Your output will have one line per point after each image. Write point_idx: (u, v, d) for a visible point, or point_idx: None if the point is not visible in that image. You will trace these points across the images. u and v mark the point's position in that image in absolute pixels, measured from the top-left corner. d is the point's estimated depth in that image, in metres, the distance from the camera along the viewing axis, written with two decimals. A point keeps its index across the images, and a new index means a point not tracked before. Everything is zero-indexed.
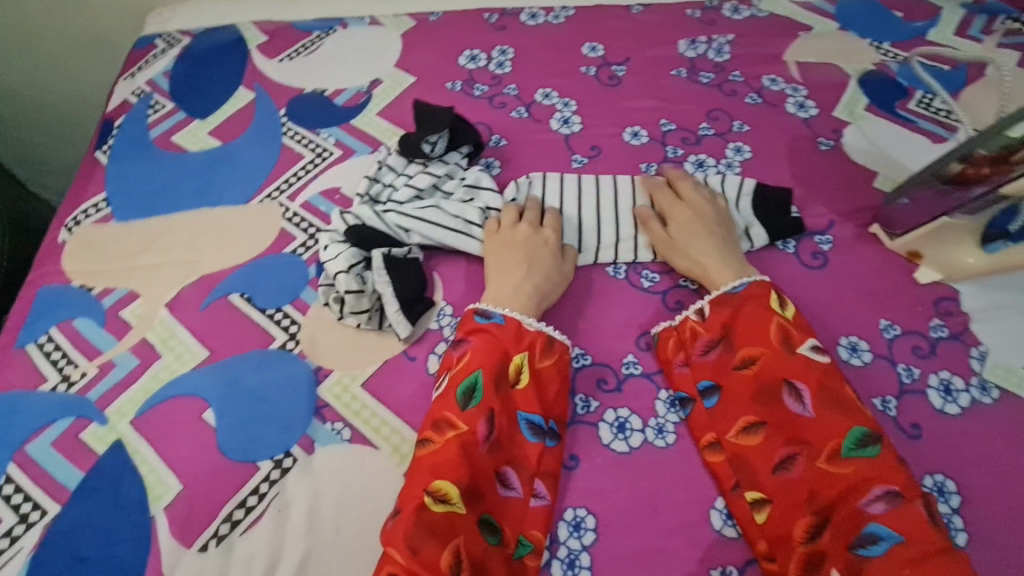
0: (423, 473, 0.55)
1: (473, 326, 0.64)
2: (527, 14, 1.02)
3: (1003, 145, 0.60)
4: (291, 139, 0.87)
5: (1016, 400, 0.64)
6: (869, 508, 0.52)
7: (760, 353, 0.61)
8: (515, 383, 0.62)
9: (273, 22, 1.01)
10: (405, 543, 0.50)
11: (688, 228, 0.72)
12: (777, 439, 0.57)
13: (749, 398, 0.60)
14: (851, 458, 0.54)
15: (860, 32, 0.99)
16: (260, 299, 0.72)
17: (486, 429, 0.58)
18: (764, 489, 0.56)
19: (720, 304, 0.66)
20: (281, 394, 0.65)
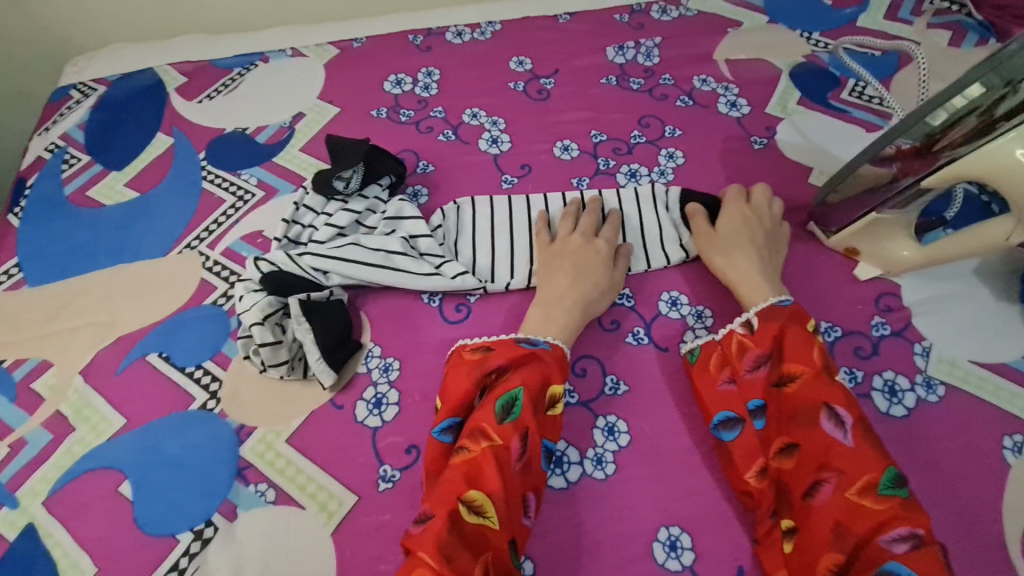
0: (456, 480, 0.52)
1: (519, 350, 0.60)
2: (453, 33, 1.00)
3: (924, 134, 0.57)
4: (211, 183, 0.84)
5: (963, 395, 0.62)
6: (891, 547, 0.46)
7: (802, 372, 0.56)
8: (550, 411, 0.58)
9: (192, 63, 0.98)
10: (439, 550, 0.47)
11: (737, 237, 0.69)
12: (810, 464, 0.53)
13: (789, 418, 0.55)
14: (887, 495, 0.49)
15: (790, 24, 0.98)
16: (179, 357, 0.69)
17: (521, 447, 0.54)
18: (797, 515, 0.52)
19: (769, 317, 0.60)
20: (202, 458, 0.62)
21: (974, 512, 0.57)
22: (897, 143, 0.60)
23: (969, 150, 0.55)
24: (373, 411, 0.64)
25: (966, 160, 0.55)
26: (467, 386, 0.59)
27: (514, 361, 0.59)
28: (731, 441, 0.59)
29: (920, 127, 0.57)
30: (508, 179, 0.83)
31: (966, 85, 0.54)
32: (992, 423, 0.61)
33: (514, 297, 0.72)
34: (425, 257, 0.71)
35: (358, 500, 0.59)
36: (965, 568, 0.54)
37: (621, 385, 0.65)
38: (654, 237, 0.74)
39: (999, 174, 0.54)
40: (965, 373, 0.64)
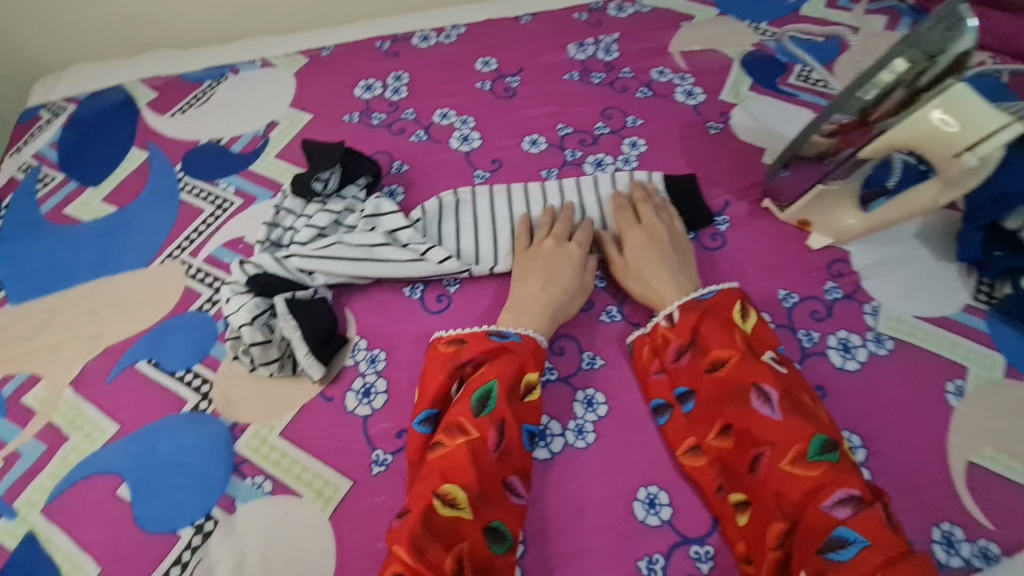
0: (433, 476, 0.54)
1: (489, 344, 0.63)
2: (419, 38, 1.03)
3: (859, 108, 0.62)
4: (189, 193, 0.85)
5: (910, 347, 0.68)
6: (834, 511, 0.49)
7: (729, 356, 0.59)
8: (526, 399, 0.61)
9: (162, 78, 1.00)
10: (412, 544, 0.49)
11: (642, 256, 0.71)
12: (745, 441, 0.55)
13: (720, 401, 0.58)
14: (816, 462, 0.51)
15: (739, 15, 1.03)
16: (168, 362, 0.70)
17: (498, 438, 0.57)
18: (746, 490, 0.55)
19: (688, 308, 0.64)
20: (197, 457, 0.64)
21: (923, 452, 0.62)
22: (834, 117, 0.64)
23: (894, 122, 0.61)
24: (363, 400, 0.67)
25: (891, 134, 0.60)
26: (442, 380, 0.62)
27: (486, 353, 0.62)
28: (664, 425, 0.63)
29: (854, 102, 0.61)
30: (481, 175, 0.86)
31: (893, 59, 0.58)
32: (936, 370, 0.66)
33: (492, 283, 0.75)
34: (408, 247, 0.73)
35: (353, 485, 0.62)
36: (918, 502, 0.59)
37: (597, 359, 0.69)
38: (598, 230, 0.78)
39: (922, 143, 0.59)
40: (911, 328, 0.69)
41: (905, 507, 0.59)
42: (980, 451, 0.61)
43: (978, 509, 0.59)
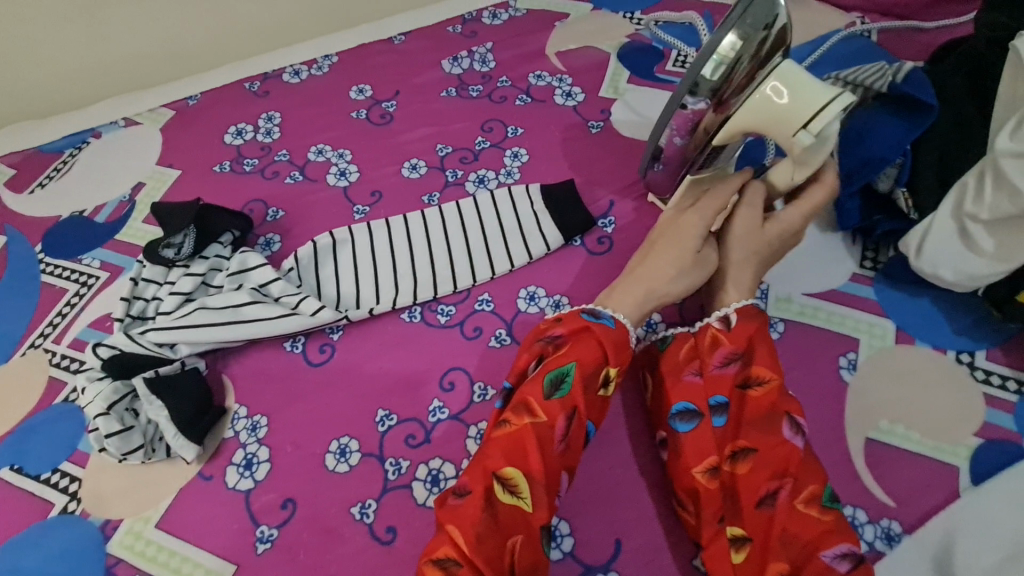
0: (496, 453, 0.52)
1: (579, 323, 0.58)
2: (290, 73, 1.00)
3: (711, 89, 0.55)
4: (51, 274, 0.80)
5: (801, 327, 0.66)
6: (836, 564, 0.47)
7: (772, 378, 0.53)
8: (602, 391, 0.56)
9: (19, 152, 0.94)
10: (472, 530, 0.48)
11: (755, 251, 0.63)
12: (770, 472, 0.51)
13: (750, 423, 0.53)
14: (829, 507, 0.49)
15: (613, 7, 1.02)
16: (32, 465, 0.65)
17: (566, 426, 0.53)
18: (747, 525, 0.51)
19: (747, 314, 0.58)
20: (68, 566, 0.59)
21: (821, 435, 0.60)
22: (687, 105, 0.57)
23: (739, 102, 0.57)
24: (245, 473, 0.63)
25: (736, 120, 0.57)
26: (525, 356, 0.58)
27: (575, 333, 0.57)
28: (683, 433, 0.56)
29: (705, 83, 0.55)
30: (361, 210, 0.83)
31: (725, 34, 0.53)
32: (829, 347, 0.65)
33: (377, 324, 0.72)
34: (281, 300, 0.70)
35: (238, 568, 0.58)
36: None
37: (489, 390, 0.67)
38: (480, 247, 0.75)
39: (764, 125, 0.57)
40: (800, 307, 0.68)
41: None
42: (877, 425, 0.60)
43: (879, 487, 0.57)
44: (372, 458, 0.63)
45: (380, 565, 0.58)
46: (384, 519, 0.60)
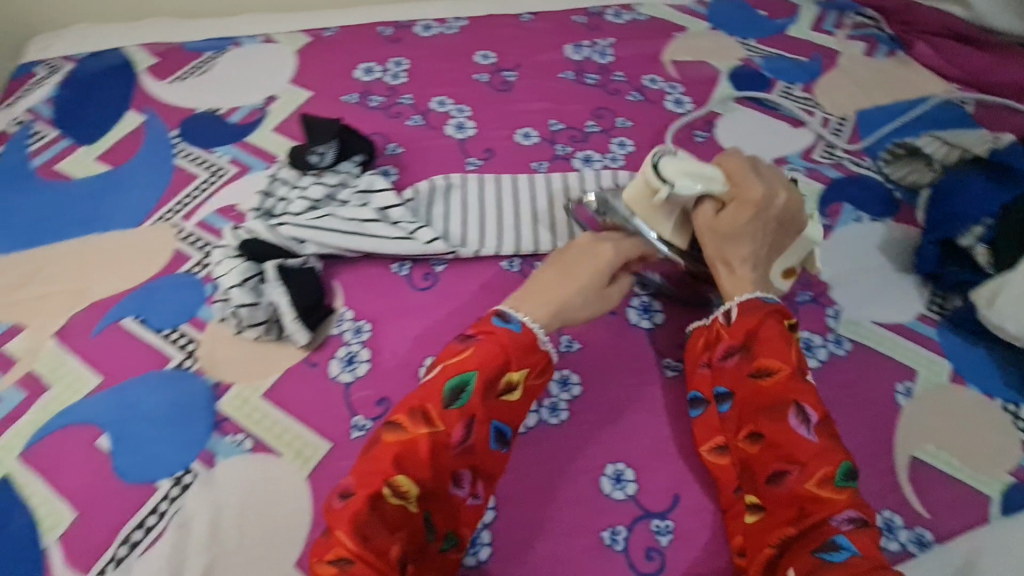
0: (387, 458, 0.54)
1: (487, 326, 0.59)
2: (421, 27, 1.06)
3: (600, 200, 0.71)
4: (184, 159, 0.86)
5: (865, 348, 0.73)
6: (837, 524, 0.52)
7: (778, 369, 0.59)
8: (511, 395, 0.59)
9: (163, 45, 1.00)
10: (356, 531, 0.51)
11: (722, 241, 0.65)
12: (775, 453, 0.57)
13: (757, 410, 0.59)
14: (842, 487, 0.54)
15: (729, 31, 1.09)
16: (154, 319, 0.71)
17: (464, 433, 0.56)
18: (761, 495, 0.57)
19: (745, 311, 0.63)
20: (178, 413, 0.65)
21: (871, 444, 0.66)
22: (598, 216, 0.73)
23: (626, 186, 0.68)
24: (346, 367, 0.69)
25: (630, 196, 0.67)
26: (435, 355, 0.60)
27: (480, 335, 0.58)
28: (695, 418, 0.65)
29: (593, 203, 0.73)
30: (473, 162, 0.89)
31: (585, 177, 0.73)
32: (889, 372, 0.71)
33: (479, 267, 0.78)
34: (398, 225, 0.76)
35: (332, 447, 0.64)
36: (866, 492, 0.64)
37: (575, 343, 0.72)
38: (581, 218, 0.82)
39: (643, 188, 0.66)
40: (868, 332, 0.74)
41: None
42: (923, 447, 0.66)
43: (918, 499, 0.64)
44: None
45: None
46: None
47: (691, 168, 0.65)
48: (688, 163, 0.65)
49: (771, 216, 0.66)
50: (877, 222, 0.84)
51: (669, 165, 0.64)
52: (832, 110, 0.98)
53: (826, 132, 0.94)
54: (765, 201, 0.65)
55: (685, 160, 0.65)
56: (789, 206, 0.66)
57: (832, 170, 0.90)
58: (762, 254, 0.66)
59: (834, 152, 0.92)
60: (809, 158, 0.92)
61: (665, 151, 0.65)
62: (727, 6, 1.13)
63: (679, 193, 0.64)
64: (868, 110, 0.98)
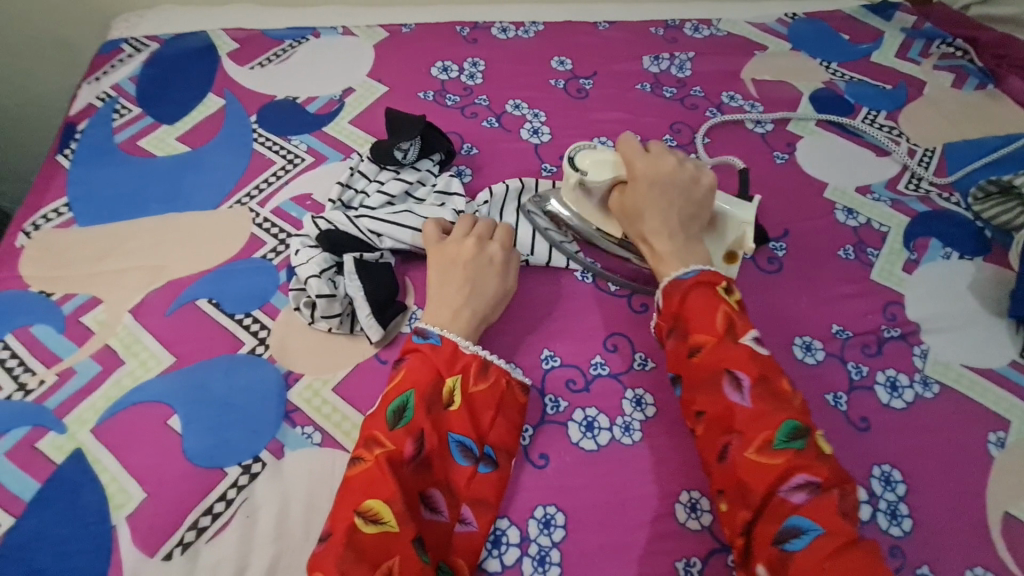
0: (355, 493, 0.53)
1: (408, 345, 0.62)
2: (498, 29, 1.04)
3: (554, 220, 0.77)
4: (262, 145, 0.86)
5: (955, 393, 0.69)
6: (791, 497, 0.51)
7: (705, 341, 0.58)
8: (449, 404, 0.59)
9: (243, 30, 1.00)
10: (336, 568, 0.48)
11: (639, 207, 0.67)
12: (717, 429, 0.56)
13: (695, 387, 0.58)
14: (782, 449, 0.52)
15: (811, 52, 1.05)
16: (228, 303, 0.71)
17: (416, 448, 0.56)
18: (715, 479, 0.55)
19: (670, 289, 0.62)
20: (250, 399, 0.64)
21: (959, 496, 0.63)
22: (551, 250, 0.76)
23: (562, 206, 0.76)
24: None
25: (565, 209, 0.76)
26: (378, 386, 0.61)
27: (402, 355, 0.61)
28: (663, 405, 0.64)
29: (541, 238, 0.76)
30: (548, 169, 0.87)
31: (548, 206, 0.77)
32: (980, 420, 0.68)
33: (552, 275, 0.76)
34: None
35: None
36: (952, 546, 0.61)
37: (649, 361, 0.70)
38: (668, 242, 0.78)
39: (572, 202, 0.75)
40: (957, 375, 0.71)
41: (934, 547, 0.60)
42: (1015, 503, 0.63)
43: (1010, 558, 0.60)
44: (533, 389, 0.67)
45: (530, 484, 0.62)
46: (538, 447, 0.64)
47: (602, 158, 0.71)
48: (602, 153, 0.71)
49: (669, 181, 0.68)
50: (966, 261, 0.80)
51: (584, 158, 0.71)
52: (918, 140, 0.94)
53: (913, 162, 0.90)
54: (661, 173, 0.68)
55: (600, 153, 0.72)
56: (685, 175, 0.68)
57: (919, 203, 0.86)
58: (676, 217, 0.66)
59: (920, 185, 0.89)
60: (894, 189, 0.88)
61: (582, 146, 0.72)
62: (809, 26, 1.09)
63: (593, 179, 0.70)
64: (956, 143, 0.94)
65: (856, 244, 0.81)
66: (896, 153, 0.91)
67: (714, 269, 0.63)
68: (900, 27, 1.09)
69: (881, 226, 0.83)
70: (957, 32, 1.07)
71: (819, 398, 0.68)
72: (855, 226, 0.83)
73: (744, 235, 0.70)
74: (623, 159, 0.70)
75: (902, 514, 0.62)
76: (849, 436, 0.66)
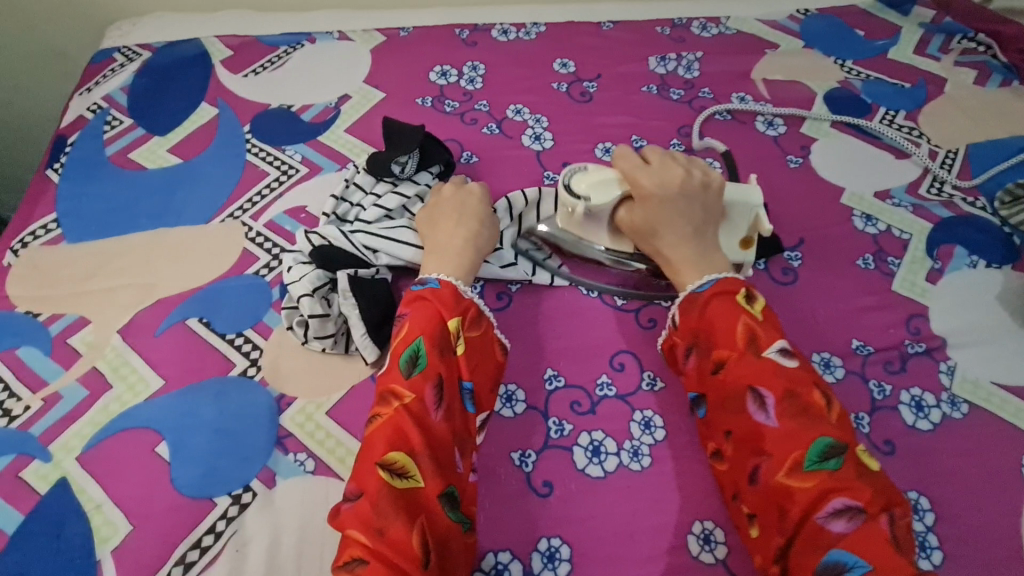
0: (376, 447, 0.51)
1: (409, 295, 0.60)
2: (498, 31, 1.01)
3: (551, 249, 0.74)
4: (255, 156, 0.84)
5: (984, 413, 0.65)
6: (830, 525, 0.47)
7: (727, 357, 0.56)
8: (458, 347, 0.58)
9: (237, 37, 0.97)
10: (371, 525, 0.47)
11: (655, 220, 0.65)
12: (746, 450, 0.53)
13: (721, 406, 0.55)
14: (814, 471, 0.49)
15: (825, 50, 1.01)
16: (219, 323, 0.69)
17: (436, 395, 0.54)
18: (748, 503, 0.53)
19: (688, 306, 0.61)
20: (242, 424, 0.62)
21: (991, 524, 0.59)
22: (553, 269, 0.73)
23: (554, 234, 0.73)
24: None
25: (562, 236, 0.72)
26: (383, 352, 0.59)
27: (406, 307, 0.59)
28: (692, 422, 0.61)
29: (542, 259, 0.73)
30: (551, 177, 0.84)
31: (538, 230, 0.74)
32: (1011, 443, 0.64)
33: (555, 289, 0.72)
34: None
35: None
36: None
37: (658, 381, 0.66)
38: None
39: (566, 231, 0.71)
40: (987, 394, 0.66)
41: None
42: None
43: None
44: (535, 411, 0.64)
45: (533, 514, 0.59)
46: (542, 474, 0.61)
47: (600, 177, 0.67)
48: (599, 172, 0.67)
49: (681, 193, 0.65)
50: (993, 269, 0.76)
51: (579, 181, 0.66)
52: (939, 142, 0.90)
53: (934, 165, 0.86)
54: (671, 184, 0.66)
55: (595, 171, 0.67)
56: (694, 183, 0.66)
57: (942, 208, 0.82)
58: (694, 229, 0.65)
59: (942, 189, 0.84)
60: (915, 194, 0.83)
61: (576, 169, 0.68)
62: (822, 22, 1.05)
63: (596, 202, 0.66)
64: (981, 144, 0.89)
65: (876, 252, 0.77)
66: (916, 155, 0.87)
67: (734, 276, 0.62)
68: (918, 21, 1.04)
69: (903, 233, 0.79)
70: (980, 25, 1.02)
71: None
72: (874, 233, 0.79)
73: (758, 218, 0.67)
74: (627, 176, 0.66)
75: (931, 545, 0.58)
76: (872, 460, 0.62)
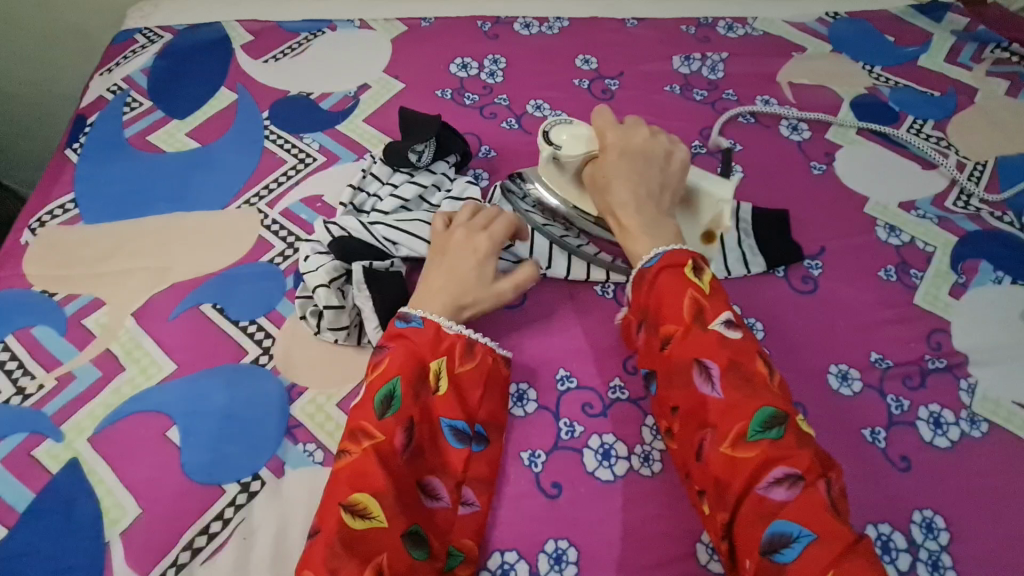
0: (340, 487, 0.51)
1: (391, 330, 0.60)
2: (521, 24, 0.99)
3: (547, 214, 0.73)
4: (273, 142, 0.83)
5: (1004, 433, 0.64)
6: (770, 493, 0.48)
7: (674, 331, 0.55)
8: (437, 389, 0.58)
9: (259, 22, 0.97)
10: (325, 565, 0.46)
11: (611, 173, 0.64)
12: (694, 424, 0.53)
13: (668, 381, 0.55)
14: (755, 441, 0.49)
15: (853, 54, 0.99)
16: (233, 310, 0.68)
17: (406, 438, 0.54)
18: (695, 478, 0.53)
19: (640, 281, 0.59)
20: (252, 413, 0.62)
21: (1006, 546, 0.58)
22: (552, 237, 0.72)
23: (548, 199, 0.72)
24: None
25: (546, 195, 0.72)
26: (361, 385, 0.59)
27: (385, 342, 0.59)
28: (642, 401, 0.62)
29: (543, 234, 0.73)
30: None
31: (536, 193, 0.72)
32: None
33: (570, 289, 0.72)
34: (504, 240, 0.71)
35: None
36: None
37: None
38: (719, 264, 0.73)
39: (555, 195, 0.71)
40: (1008, 414, 0.65)
41: None
42: None
43: None
44: (546, 412, 0.64)
45: (541, 516, 0.58)
46: (551, 475, 0.60)
47: (579, 133, 0.68)
48: (579, 128, 0.68)
49: (641, 157, 0.65)
50: (1019, 286, 0.74)
51: (559, 131, 0.68)
52: (967, 153, 0.88)
53: (962, 177, 0.84)
54: (638, 146, 0.66)
55: (577, 127, 0.68)
56: (660, 149, 0.67)
57: (968, 222, 0.80)
58: (644, 190, 0.64)
59: (969, 202, 0.82)
60: (941, 206, 0.82)
61: (558, 119, 0.69)
62: (852, 26, 1.02)
63: (565, 154, 0.67)
64: (1010, 157, 0.87)
65: (898, 264, 0.76)
66: (945, 166, 0.85)
67: (683, 248, 0.59)
68: (951, 28, 1.02)
69: (927, 246, 0.78)
70: (1013, 36, 0.99)
71: (855, 433, 0.63)
72: (897, 244, 0.78)
73: (721, 213, 0.67)
74: (600, 134, 0.67)
75: (944, 565, 0.57)
76: (886, 476, 0.61)
